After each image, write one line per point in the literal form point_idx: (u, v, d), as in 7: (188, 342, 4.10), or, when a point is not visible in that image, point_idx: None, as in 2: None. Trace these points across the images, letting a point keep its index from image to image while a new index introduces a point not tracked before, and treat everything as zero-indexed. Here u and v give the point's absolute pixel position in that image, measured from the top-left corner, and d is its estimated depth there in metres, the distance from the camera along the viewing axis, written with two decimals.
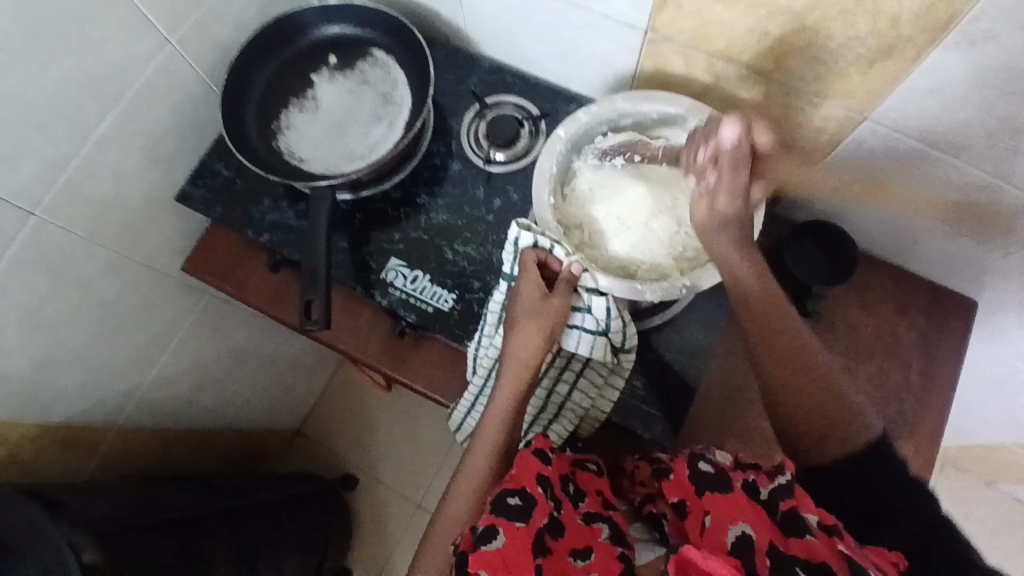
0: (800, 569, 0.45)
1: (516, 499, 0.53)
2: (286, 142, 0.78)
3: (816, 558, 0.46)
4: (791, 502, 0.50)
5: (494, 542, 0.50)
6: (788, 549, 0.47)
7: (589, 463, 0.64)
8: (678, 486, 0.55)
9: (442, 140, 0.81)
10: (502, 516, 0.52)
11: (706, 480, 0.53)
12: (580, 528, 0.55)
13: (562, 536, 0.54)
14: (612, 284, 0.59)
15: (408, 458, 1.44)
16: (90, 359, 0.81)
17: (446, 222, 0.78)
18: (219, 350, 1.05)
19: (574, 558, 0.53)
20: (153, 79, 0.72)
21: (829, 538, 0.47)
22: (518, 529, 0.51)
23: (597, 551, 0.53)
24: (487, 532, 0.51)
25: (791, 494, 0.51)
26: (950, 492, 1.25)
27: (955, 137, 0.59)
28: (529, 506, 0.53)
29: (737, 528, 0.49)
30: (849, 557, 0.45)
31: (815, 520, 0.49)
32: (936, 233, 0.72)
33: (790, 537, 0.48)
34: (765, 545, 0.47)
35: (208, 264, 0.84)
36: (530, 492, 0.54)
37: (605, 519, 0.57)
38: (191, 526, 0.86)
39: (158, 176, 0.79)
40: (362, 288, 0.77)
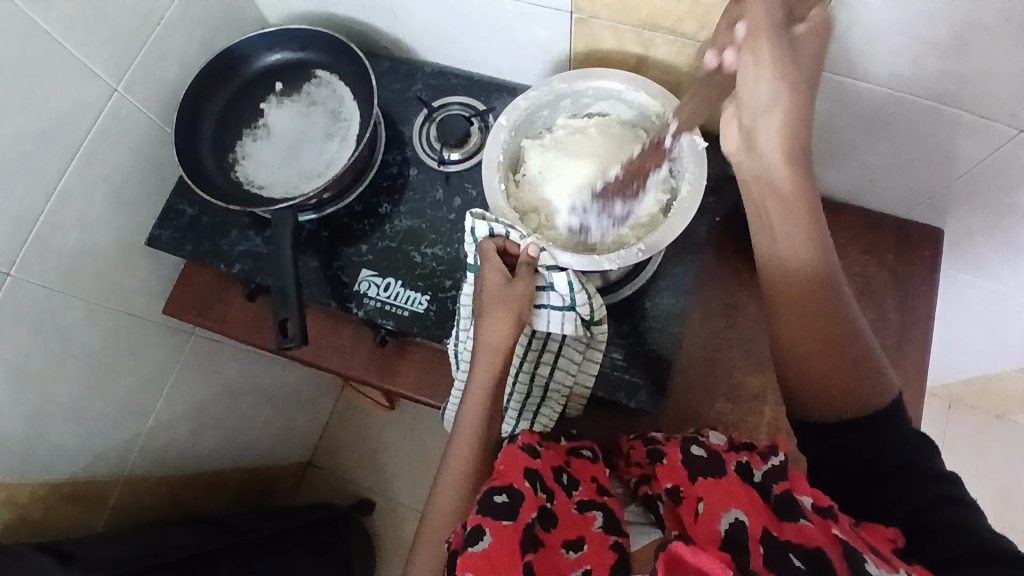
0: (793, 556, 0.45)
1: (503, 497, 0.53)
2: (245, 171, 0.79)
3: (810, 542, 0.46)
4: (784, 484, 0.51)
5: (482, 542, 0.49)
6: (781, 534, 0.47)
7: (584, 451, 0.63)
8: (671, 472, 0.54)
9: (397, 148, 0.82)
10: (489, 516, 0.51)
11: (699, 468, 0.53)
12: (573, 519, 0.54)
13: (555, 527, 0.53)
14: (573, 260, 0.60)
15: (421, 475, 1.44)
16: (83, 410, 0.82)
17: (411, 226, 0.79)
18: (213, 388, 1.06)
19: (567, 550, 0.51)
20: (106, 127, 0.74)
21: (823, 521, 0.48)
22: (507, 527, 0.50)
23: (590, 540, 0.51)
24: (475, 532, 0.50)
25: (785, 477, 0.51)
26: (962, 433, 1.24)
27: (877, 71, 0.61)
28: (518, 503, 0.53)
29: (730, 515, 0.49)
30: (844, 542, 0.46)
31: (809, 502, 0.49)
32: (887, 167, 0.73)
33: (783, 522, 0.48)
34: (759, 532, 0.47)
35: (186, 302, 0.85)
36: (518, 488, 0.54)
37: (599, 506, 0.55)
38: (203, 564, 0.86)
39: (124, 222, 0.80)
40: (337, 302, 0.78)
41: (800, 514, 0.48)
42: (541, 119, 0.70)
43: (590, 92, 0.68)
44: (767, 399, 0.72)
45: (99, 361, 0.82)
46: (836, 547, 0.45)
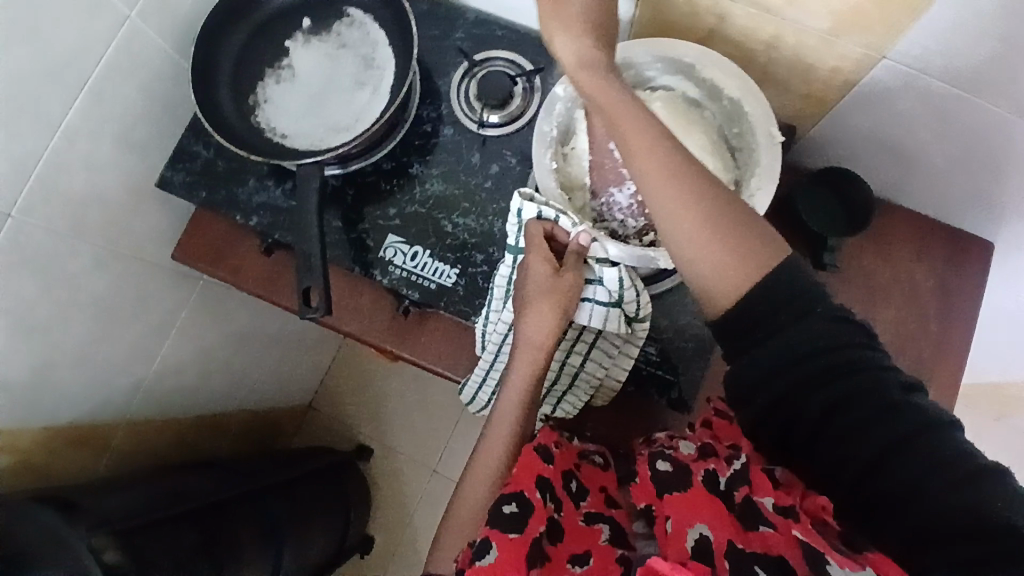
0: (760, 569, 0.43)
1: (512, 506, 0.51)
2: (266, 117, 0.73)
3: (772, 551, 0.44)
4: (745, 490, 0.48)
5: (488, 556, 0.48)
6: (747, 546, 0.44)
7: (594, 457, 0.63)
8: (643, 489, 0.51)
9: (431, 104, 0.76)
10: (496, 528, 0.50)
11: (665, 483, 0.49)
12: (581, 530, 0.53)
13: (562, 540, 0.52)
14: (622, 254, 0.57)
15: (421, 426, 1.44)
16: (88, 357, 0.79)
17: (443, 192, 0.74)
18: (220, 335, 1.02)
19: (573, 564, 0.51)
20: (116, 58, 0.67)
21: (785, 523, 0.45)
22: (514, 540, 0.49)
23: (596, 554, 0.51)
24: (481, 546, 0.49)
25: (746, 480, 0.49)
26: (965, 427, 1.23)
27: (973, 75, 0.55)
28: (528, 513, 0.51)
29: (694, 531, 0.45)
30: (806, 543, 0.43)
31: (771, 503, 0.47)
32: (956, 175, 0.69)
33: (746, 531, 0.46)
34: (724, 545, 0.44)
35: (198, 251, 0.80)
36: (529, 497, 0.52)
37: (607, 519, 0.55)
38: (210, 512, 0.86)
39: (133, 163, 0.75)
40: (360, 269, 0.74)
41: (760, 522, 0.46)
42: None
43: (659, 65, 0.62)
44: None
45: (107, 308, 0.79)
46: (800, 552, 0.43)
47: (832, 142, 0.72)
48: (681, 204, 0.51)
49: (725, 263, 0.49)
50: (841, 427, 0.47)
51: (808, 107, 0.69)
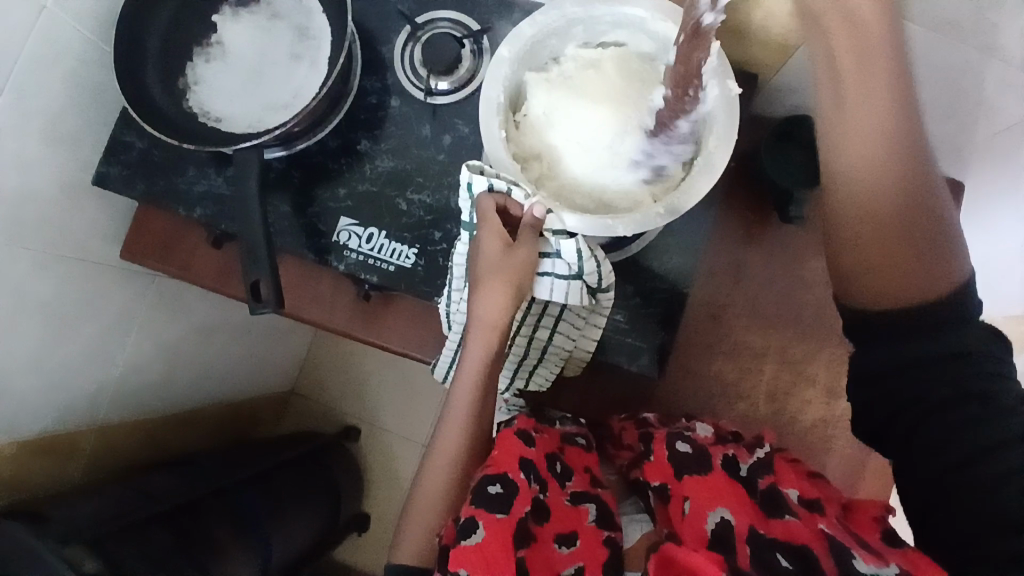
0: (779, 554, 0.44)
1: (497, 487, 0.50)
2: (199, 100, 0.68)
3: (796, 540, 0.45)
4: (769, 479, 0.51)
5: (475, 536, 0.47)
6: (768, 532, 0.46)
7: (578, 438, 0.61)
8: (657, 469, 0.53)
9: (375, 74, 0.72)
10: (483, 508, 0.49)
11: (685, 464, 0.51)
12: (566, 511, 0.52)
13: (548, 521, 0.51)
14: (580, 224, 0.53)
15: (405, 403, 1.43)
16: (43, 364, 0.76)
17: (395, 168, 0.71)
18: (183, 329, 0.99)
19: (559, 545, 0.50)
20: (37, 50, 0.62)
21: (810, 516, 0.47)
22: (500, 521, 0.48)
23: (582, 536, 0.51)
24: (467, 526, 0.48)
25: (770, 471, 0.51)
26: None
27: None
28: (513, 494, 0.50)
29: (717, 514, 0.47)
30: (829, 535, 0.44)
31: (795, 495, 0.49)
32: (928, 115, 0.66)
33: (769, 519, 0.47)
34: (744, 528, 0.46)
35: (146, 248, 0.77)
36: (512, 478, 0.51)
37: (592, 498, 0.54)
38: (186, 514, 0.85)
39: (65, 159, 0.70)
40: (315, 254, 0.71)
41: (785, 511, 0.47)
42: (548, 48, 0.60)
43: (608, 19, 0.59)
44: (768, 358, 0.70)
45: (56, 314, 0.75)
46: (824, 543, 0.44)
47: None
48: (870, 192, 0.49)
49: (882, 268, 0.49)
50: (931, 422, 0.46)
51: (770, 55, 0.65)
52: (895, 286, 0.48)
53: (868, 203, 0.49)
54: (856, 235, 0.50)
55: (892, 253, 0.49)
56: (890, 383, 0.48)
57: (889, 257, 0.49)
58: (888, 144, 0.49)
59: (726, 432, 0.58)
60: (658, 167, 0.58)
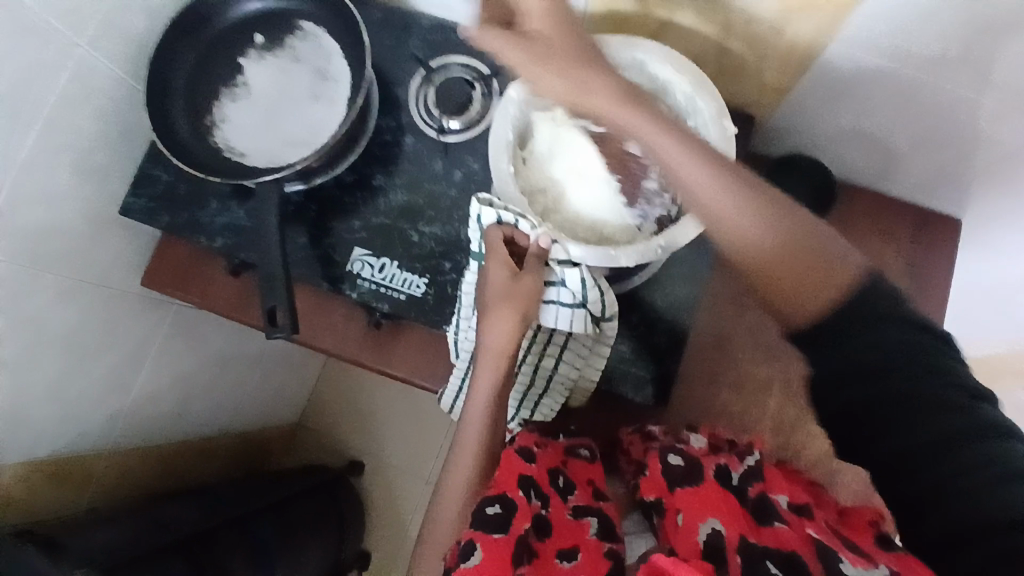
0: (771, 563, 0.43)
1: (497, 508, 0.51)
2: (224, 136, 0.72)
3: (785, 547, 0.44)
4: (760, 487, 0.51)
5: (473, 559, 0.48)
6: (759, 540, 0.45)
7: (581, 451, 0.63)
8: (652, 484, 0.53)
9: (391, 113, 0.76)
10: (481, 529, 0.49)
11: (677, 478, 0.52)
12: (568, 526, 0.52)
13: (550, 537, 0.52)
14: (585, 254, 0.56)
15: (412, 437, 1.43)
16: (63, 389, 0.78)
17: (407, 201, 0.74)
18: (198, 357, 1.01)
19: (562, 560, 0.50)
20: (70, 89, 0.67)
21: (798, 522, 0.47)
22: (498, 541, 0.49)
23: (584, 549, 0.50)
24: (467, 548, 0.49)
25: (760, 478, 0.52)
26: None
27: (920, 54, 0.56)
28: (512, 512, 0.51)
29: (707, 525, 0.46)
30: (817, 539, 0.44)
31: (784, 502, 0.49)
32: (923, 153, 0.68)
33: (761, 529, 0.46)
34: (736, 540, 0.45)
35: (167, 278, 0.80)
36: (512, 497, 0.52)
37: (595, 513, 0.54)
38: (196, 540, 0.85)
39: (95, 193, 0.74)
40: (328, 283, 0.73)
41: (775, 519, 0.47)
42: None
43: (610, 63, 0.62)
44: (773, 389, 0.70)
45: (78, 339, 0.78)
46: (812, 548, 0.43)
47: (793, 127, 0.72)
48: (744, 225, 0.48)
49: (799, 281, 0.46)
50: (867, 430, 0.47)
51: (767, 96, 0.68)
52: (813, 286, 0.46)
53: (746, 239, 0.48)
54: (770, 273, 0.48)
55: (815, 268, 0.46)
56: (852, 394, 0.43)
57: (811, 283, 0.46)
58: (701, 189, 0.49)
59: (718, 443, 0.59)
60: (649, 216, 0.61)
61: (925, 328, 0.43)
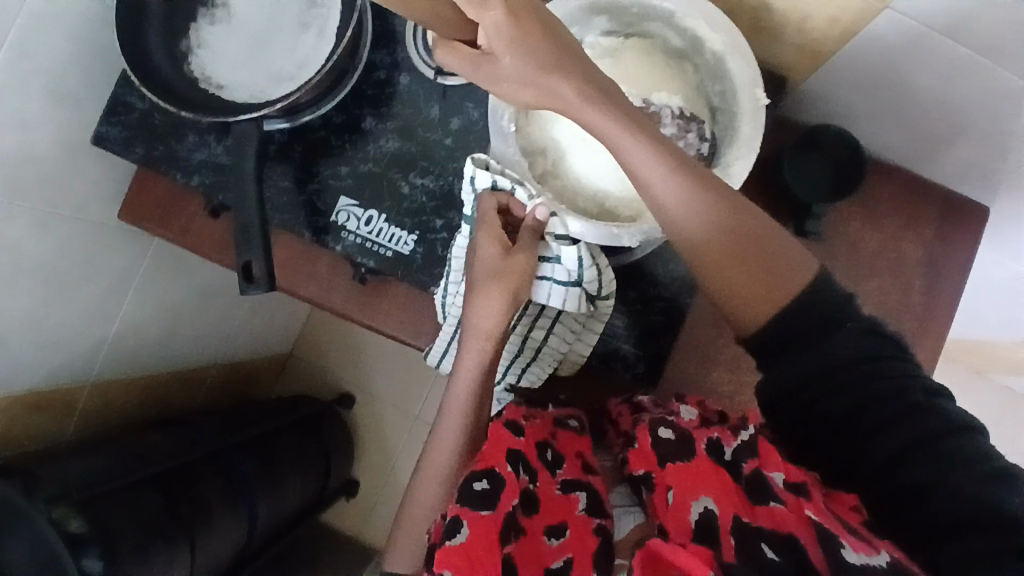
0: (764, 543, 0.43)
1: (483, 483, 0.49)
2: (201, 64, 0.66)
3: (783, 528, 0.44)
4: (754, 463, 0.49)
5: (459, 536, 0.46)
6: (753, 519, 0.45)
7: (570, 421, 0.60)
8: (641, 458, 0.51)
9: (386, 48, 0.69)
10: (467, 507, 0.47)
11: (667, 451, 0.50)
12: (557, 502, 0.50)
13: (538, 512, 0.50)
14: (584, 231, 0.52)
15: (402, 376, 1.44)
16: (41, 323, 0.76)
17: (399, 149, 0.68)
18: (183, 291, 0.99)
19: (549, 537, 0.49)
20: (33, 4, 0.59)
21: (796, 502, 0.46)
22: (485, 518, 0.47)
23: (572, 525, 0.48)
24: (452, 525, 0.47)
25: (755, 453, 0.50)
26: (959, 381, 1.14)
27: (980, 33, 0.49)
28: (500, 487, 0.49)
29: (699, 504, 0.47)
30: (816, 522, 0.43)
31: (781, 479, 0.48)
32: (964, 138, 0.62)
33: (756, 506, 0.46)
34: (729, 520, 0.45)
35: (144, 212, 0.76)
36: (499, 472, 0.49)
37: (584, 486, 0.52)
38: (178, 476, 0.86)
39: (63, 119, 0.69)
40: (312, 233, 0.69)
41: (770, 497, 0.46)
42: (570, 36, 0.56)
43: (636, 11, 0.55)
44: None
45: (53, 272, 0.75)
46: (811, 531, 0.43)
47: (825, 95, 0.65)
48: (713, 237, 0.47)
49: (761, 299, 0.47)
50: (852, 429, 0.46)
51: (804, 58, 0.61)
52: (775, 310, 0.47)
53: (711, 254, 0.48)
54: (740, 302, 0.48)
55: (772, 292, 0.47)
56: (807, 400, 0.47)
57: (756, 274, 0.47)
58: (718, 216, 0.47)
59: (709, 413, 0.57)
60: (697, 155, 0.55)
61: (871, 331, 0.47)
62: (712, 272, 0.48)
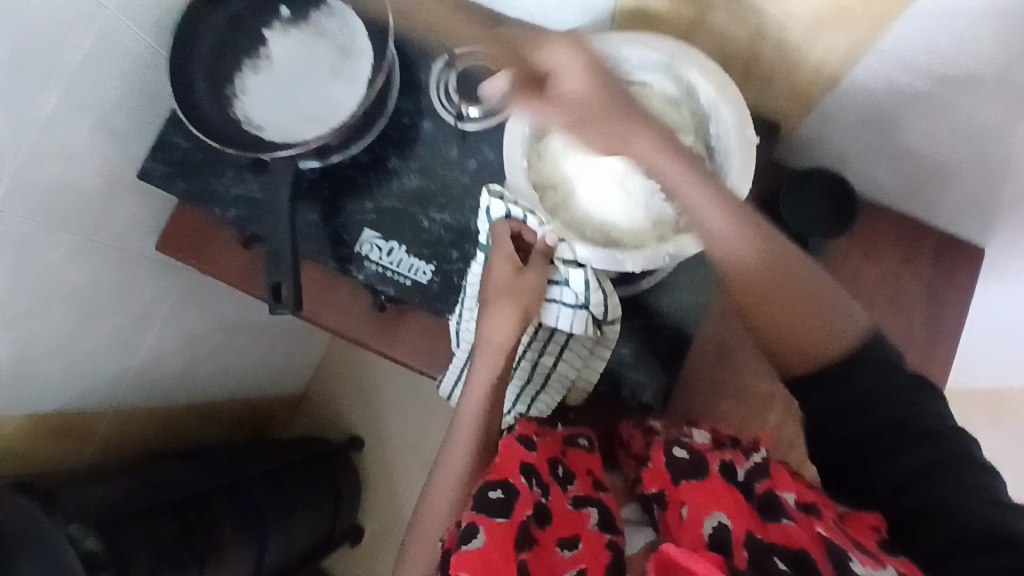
0: (778, 558, 0.43)
1: (498, 492, 0.50)
2: (244, 108, 0.72)
3: (795, 544, 0.44)
4: (767, 483, 0.49)
5: (475, 541, 0.47)
6: (765, 536, 0.45)
7: (580, 440, 0.61)
8: (656, 475, 0.53)
9: (411, 96, 0.75)
10: (482, 513, 0.48)
11: (681, 469, 0.51)
12: (567, 514, 0.51)
13: (550, 524, 0.51)
14: (591, 256, 0.56)
15: (413, 418, 1.44)
16: (73, 345, 0.80)
17: (420, 186, 0.73)
18: (207, 324, 1.03)
19: (562, 549, 0.49)
20: (95, 53, 0.67)
21: (807, 519, 0.45)
22: (500, 525, 0.48)
23: (584, 539, 0.49)
24: (467, 531, 0.48)
25: (767, 475, 0.50)
26: None
27: (957, 71, 0.54)
28: (513, 498, 0.50)
29: (713, 519, 0.46)
30: (828, 538, 0.43)
31: (793, 498, 0.48)
32: (952, 179, 0.66)
33: (768, 523, 0.46)
34: (742, 534, 0.45)
35: (180, 243, 0.81)
36: (513, 483, 0.51)
37: (595, 502, 0.53)
38: (191, 503, 0.87)
39: (113, 156, 0.76)
40: (336, 262, 0.74)
41: (782, 514, 0.46)
42: None
43: (634, 63, 0.60)
44: (773, 406, 0.69)
45: (88, 296, 0.80)
46: (824, 548, 0.43)
47: (818, 141, 0.70)
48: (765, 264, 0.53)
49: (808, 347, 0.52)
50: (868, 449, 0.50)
51: (795, 105, 0.66)
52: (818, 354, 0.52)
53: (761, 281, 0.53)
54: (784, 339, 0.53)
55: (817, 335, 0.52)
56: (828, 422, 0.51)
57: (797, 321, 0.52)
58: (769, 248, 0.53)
59: (721, 438, 0.58)
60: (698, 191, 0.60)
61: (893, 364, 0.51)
62: (762, 297, 0.53)
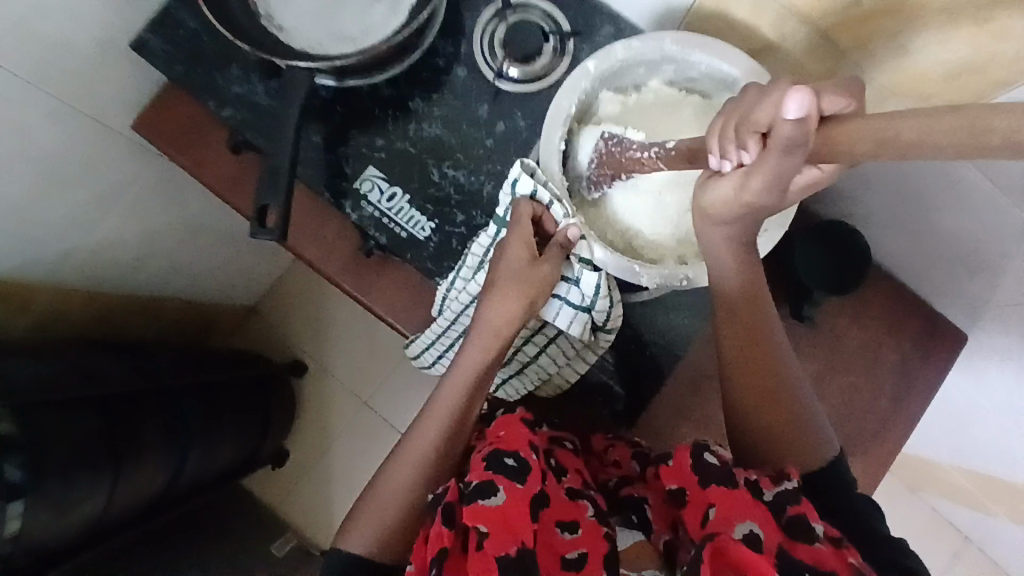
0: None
1: (511, 460, 0.50)
2: (266, 2, 0.65)
3: (825, 566, 0.44)
4: (797, 509, 0.47)
5: (494, 497, 0.48)
6: (795, 554, 0.45)
7: (566, 441, 0.60)
8: (675, 472, 0.51)
9: (451, 37, 0.69)
10: (501, 474, 0.49)
11: (710, 475, 0.49)
12: (566, 501, 0.51)
13: (550, 506, 0.50)
14: (606, 260, 0.55)
15: (362, 359, 1.41)
16: (26, 211, 0.72)
17: (439, 136, 0.68)
18: (171, 219, 0.96)
19: (562, 531, 0.49)
20: None
21: (837, 549, 0.45)
22: (519, 489, 0.49)
23: (584, 525, 0.49)
24: (485, 487, 0.48)
25: (797, 499, 0.48)
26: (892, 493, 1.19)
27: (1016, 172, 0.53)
28: (525, 469, 0.50)
29: (745, 526, 0.46)
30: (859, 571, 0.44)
31: (822, 529, 0.46)
32: (961, 264, 0.67)
33: (796, 541, 0.46)
34: (774, 547, 0.45)
35: (164, 130, 0.74)
36: (524, 457, 0.51)
37: (590, 496, 0.53)
38: (122, 403, 0.82)
39: (111, 17, 0.67)
40: (331, 195, 0.68)
41: (813, 537, 0.46)
42: (633, 74, 0.59)
43: (702, 70, 0.57)
44: None
45: (53, 163, 0.71)
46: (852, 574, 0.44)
47: (847, 195, 0.69)
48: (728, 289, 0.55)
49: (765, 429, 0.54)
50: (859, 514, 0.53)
51: None
52: (772, 432, 0.54)
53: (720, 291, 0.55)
54: (749, 397, 0.54)
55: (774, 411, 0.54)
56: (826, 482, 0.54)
57: (753, 369, 0.54)
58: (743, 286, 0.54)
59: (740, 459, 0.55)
60: None
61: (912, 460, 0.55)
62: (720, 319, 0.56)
